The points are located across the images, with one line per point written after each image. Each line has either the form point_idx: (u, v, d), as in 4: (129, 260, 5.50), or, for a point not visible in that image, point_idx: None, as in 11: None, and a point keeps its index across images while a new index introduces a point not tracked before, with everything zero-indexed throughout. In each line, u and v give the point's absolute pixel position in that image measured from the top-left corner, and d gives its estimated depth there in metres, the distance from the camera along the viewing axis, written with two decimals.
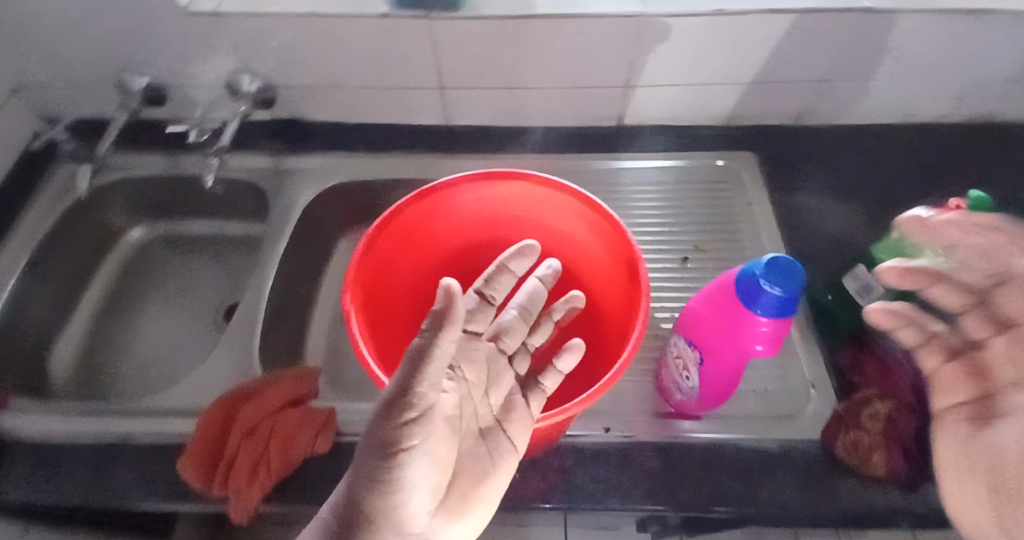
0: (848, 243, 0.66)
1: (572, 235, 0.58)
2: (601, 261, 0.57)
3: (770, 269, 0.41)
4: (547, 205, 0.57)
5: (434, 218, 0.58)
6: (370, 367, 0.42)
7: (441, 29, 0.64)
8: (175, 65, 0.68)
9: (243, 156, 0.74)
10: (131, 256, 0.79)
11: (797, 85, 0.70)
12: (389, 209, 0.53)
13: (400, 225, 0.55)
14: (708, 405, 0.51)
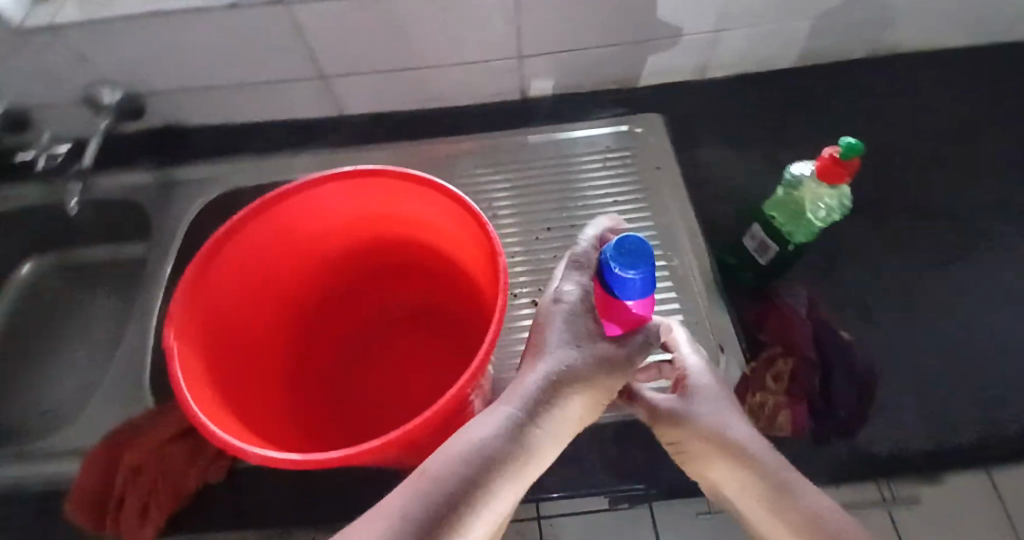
0: (755, 199, 0.63)
1: (460, 245, 0.40)
2: (481, 267, 0.38)
3: (618, 251, 0.30)
4: (420, 206, 0.39)
5: (289, 233, 0.40)
6: (222, 439, 0.28)
7: (303, 14, 0.56)
8: (21, 85, 0.61)
9: (118, 175, 0.67)
10: (21, 293, 0.72)
11: (697, 37, 0.64)
12: (223, 226, 0.35)
13: (238, 249, 0.37)
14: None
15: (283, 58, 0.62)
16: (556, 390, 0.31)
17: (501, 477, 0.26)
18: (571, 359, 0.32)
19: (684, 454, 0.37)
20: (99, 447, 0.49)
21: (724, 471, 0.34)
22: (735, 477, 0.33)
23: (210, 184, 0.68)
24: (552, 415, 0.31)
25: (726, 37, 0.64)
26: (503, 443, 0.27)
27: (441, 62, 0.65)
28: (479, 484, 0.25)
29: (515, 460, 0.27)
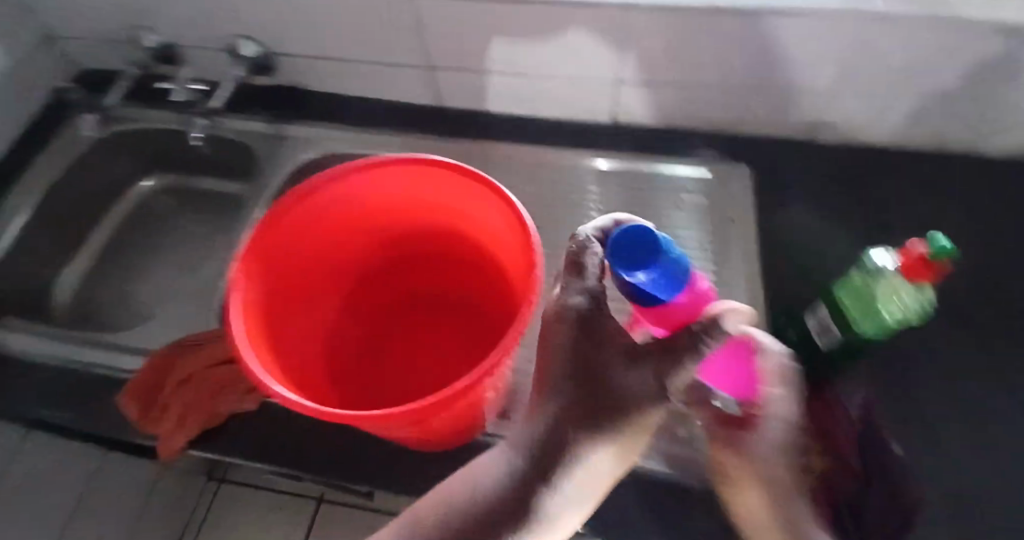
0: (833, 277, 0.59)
1: (505, 249, 0.41)
2: (521, 272, 0.39)
3: (615, 251, 0.29)
4: (475, 205, 0.41)
5: (354, 204, 0.43)
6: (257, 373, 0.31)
7: (424, 6, 0.60)
8: (181, 27, 0.71)
9: (237, 118, 0.75)
10: (136, 203, 0.84)
11: (808, 95, 0.61)
12: (298, 187, 0.39)
13: (308, 211, 0.40)
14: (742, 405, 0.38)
15: (399, 43, 0.66)
16: (560, 441, 0.31)
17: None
18: (570, 398, 0.31)
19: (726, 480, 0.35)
20: (164, 352, 0.56)
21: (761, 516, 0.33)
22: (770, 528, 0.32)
23: (311, 143, 0.73)
24: (564, 478, 0.32)
25: (837, 102, 0.61)
26: (502, 498, 0.32)
27: (543, 73, 0.66)
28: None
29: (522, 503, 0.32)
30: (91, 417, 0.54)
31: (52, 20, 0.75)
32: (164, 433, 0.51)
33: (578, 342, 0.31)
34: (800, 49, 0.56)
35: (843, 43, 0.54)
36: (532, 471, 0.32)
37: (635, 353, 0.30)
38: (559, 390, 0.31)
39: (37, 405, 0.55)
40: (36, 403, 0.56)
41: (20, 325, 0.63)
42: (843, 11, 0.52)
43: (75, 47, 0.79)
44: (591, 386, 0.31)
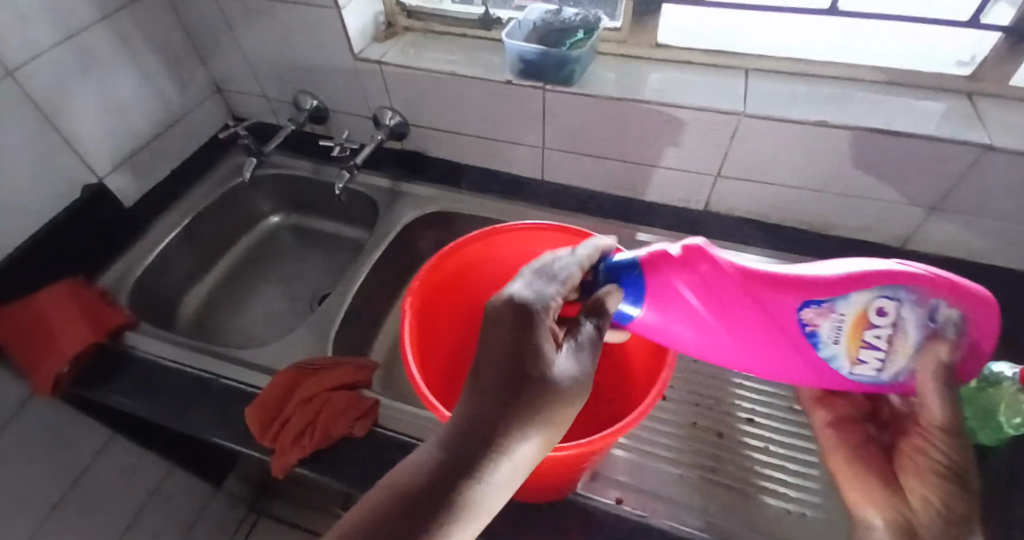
0: None
1: None
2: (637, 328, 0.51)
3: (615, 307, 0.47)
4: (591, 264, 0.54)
5: (494, 258, 0.57)
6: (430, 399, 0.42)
7: (552, 98, 0.70)
8: (336, 97, 0.84)
9: (369, 175, 0.88)
10: (265, 235, 0.99)
11: (904, 206, 0.66)
12: (458, 238, 0.54)
13: (462, 257, 0.55)
14: (991, 340, 0.42)
15: (523, 125, 0.76)
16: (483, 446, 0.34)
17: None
18: (492, 403, 0.35)
19: (927, 496, 0.43)
20: (283, 372, 0.61)
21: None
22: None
23: (427, 202, 0.84)
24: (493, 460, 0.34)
25: (934, 216, 0.65)
26: (422, 488, 0.33)
27: (649, 162, 0.73)
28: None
29: (437, 483, 0.33)
30: (217, 422, 0.61)
31: (228, 81, 0.90)
32: (279, 452, 0.55)
33: (513, 334, 0.37)
34: (899, 166, 0.62)
35: (946, 167, 0.60)
36: (455, 454, 0.34)
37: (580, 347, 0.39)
38: (487, 393, 0.36)
39: (173, 404, 0.63)
40: (171, 403, 0.63)
41: (158, 333, 0.72)
42: (936, 137, 0.58)
43: (239, 102, 0.94)
44: (521, 391, 0.35)
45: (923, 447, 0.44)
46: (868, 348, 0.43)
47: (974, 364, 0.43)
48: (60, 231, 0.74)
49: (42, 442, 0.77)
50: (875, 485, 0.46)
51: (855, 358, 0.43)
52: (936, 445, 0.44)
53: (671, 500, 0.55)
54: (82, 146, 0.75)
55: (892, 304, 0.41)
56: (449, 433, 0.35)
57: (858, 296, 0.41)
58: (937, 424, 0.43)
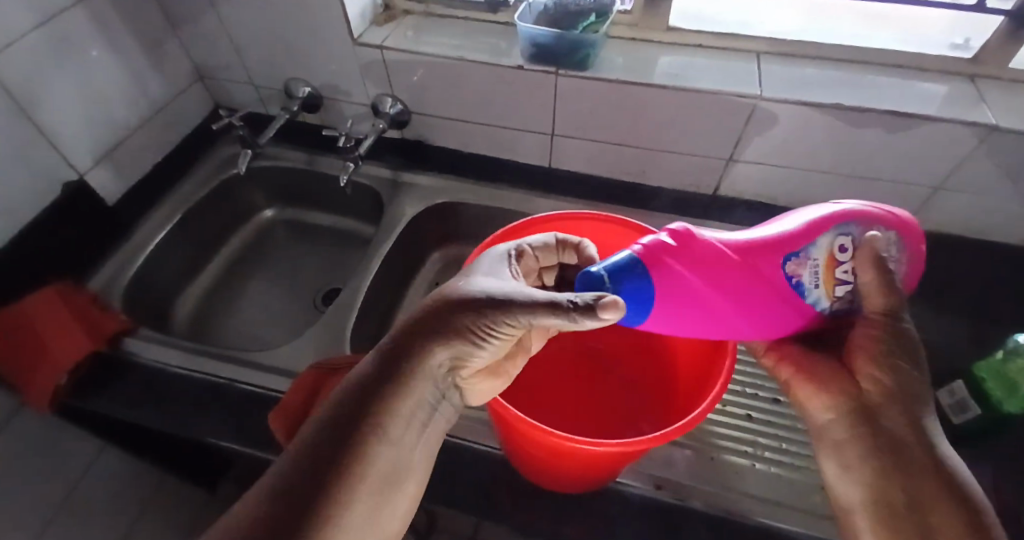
0: None
1: None
2: None
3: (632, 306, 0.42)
4: None
5: None
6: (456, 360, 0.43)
7: (565, 84, 0.69)
8: (332, 84, 0.80)
9: (372, 165, 0.85)
10: (261, 230, 0.96)
11: (908, 187, 0.68)
12: (519, 220, 0.54)
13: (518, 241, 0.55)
14: (918, 246, 0.46)
15: (532, 113, 0.74)
16: (398, 359, 0.39)
17: (345, 442, 0.36)
18: (407, 325, 0.40)
19: (885, 382, 0.41)
20: (305, 375, 0.59)
21: (923, 456, 0.39)
22: (932, 505, 0.38)
23: (433, 193, 0.83)
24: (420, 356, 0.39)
25: (937, 196, 0.67)
26: (364, 377, 0.39)
27: (660, 148, 0.73)
28: (324, 451, 0.36)
29: (374, 369, 0.39)
30: (234, 428, 0.59)
31: (211, 68, 0.85)
32: None
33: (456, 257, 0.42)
34: (908, 149, 0.63)
35: (951, 150, 0.62)
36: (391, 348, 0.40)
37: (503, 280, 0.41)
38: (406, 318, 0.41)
39: (183, 413, 0.60)
40: (181, 412, 0.60)
41: (160, 337, 0.68)
42: (946, 119, 0.59)
43: (224, 89, 0.89)
44: (430, 312, 0.40)
45: (867, 333, 0.42)
46: (842, 285, 0.44)
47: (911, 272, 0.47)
48: (40, 233, 0.69)
49: (31, 458, 0.73)
50: (831, 383, 0.43)
51: (834, 296, 0.44)
52: (877, 333, 0.42)
53: (716, 484, 0.53)
54: (61, 141, 0.70)
55: (841, 232, 0.43)
56: (375, 351, 0.40)
57: (822, 240, 0.43)
58: (880, 309, 0.42)
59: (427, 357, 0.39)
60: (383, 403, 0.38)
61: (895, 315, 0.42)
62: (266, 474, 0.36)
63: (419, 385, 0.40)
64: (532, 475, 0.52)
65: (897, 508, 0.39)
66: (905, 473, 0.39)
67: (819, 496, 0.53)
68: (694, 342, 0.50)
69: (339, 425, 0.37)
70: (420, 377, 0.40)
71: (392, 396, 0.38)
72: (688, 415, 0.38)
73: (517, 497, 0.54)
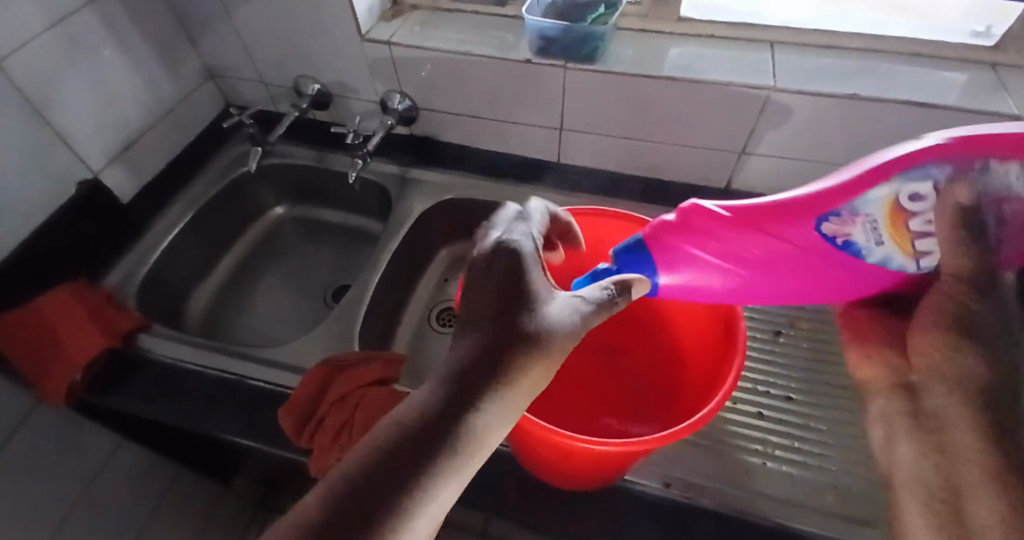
0: None
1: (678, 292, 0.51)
2: (701, 319, 0.50)
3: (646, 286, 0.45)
4: None
5: None
6: None
7: (573, 77, 0.68)
8: (340, 81, 0.80)
9: (381, 163, 0.86)
10: (271, 228, 0.97)
11: None
12: None
13: None
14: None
15: (540, 107, 0.74)
16: (477, 392, 0.36)
17: (415, 481, 0.32)
18: (484, 354, 0.37)
19: (942, 346, 0.35)
20: (314, 372, 0.59)
21: (977, 431, 0.32)
22: (973, 485, 0.30)
23: (442, 189, 0.83)
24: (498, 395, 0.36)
25: None
26: (434, 414, 0.34)
27: (670, 141, 0.72)
28: (389, 488, 0.31)
29: (447, 405, 0.35)
30: (245, 423, 0.59)
31: (221, 66, 0.86)
32: (318, 451, 0.54)
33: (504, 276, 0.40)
34: None
35: None
36: (464, 386, 0.36)
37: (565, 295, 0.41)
38: (484, 346, 0.37)
39: (195, 408, 0.61)
40: (193, 407, 0.61)
41: (173, 334, 0.69)
42: (967, 109, 0.57)
43: (234, 88, 0.89)
44: (514, 343, 0.37)
45: (935, 296, 0.37)
46: (918, 239, 0.38)
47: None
48: (55, 231, 0.70)
49: (51, 451, 0.74)
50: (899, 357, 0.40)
51: (911, 253, 0.39)
52: (940, 295, 0.36)
53: (727, 483, 0.53)
54: (74, 139, 0.70)
55: (910, 178, 0.36)
56: (440, 382, 0.37)
57: (876, 193, 0.37)
58: (954, 269, 0.35)
59: (507, 395, 0.37)
60: (459, 443, 0.34)
61: (961, 276, 0.35)
62: (303, 511, 0.30)
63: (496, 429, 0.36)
64: (541, 473, 0.52)
65: (938, 488, 0.33)
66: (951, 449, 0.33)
67: (834, 496, 0.52)
68: (706, 343, 0.49)
69: (409, 461, 0.32)
70: (496, 420, 0.36)
71: (467, 447, 0.34)
72: (700, 413, 0.37)
73: (526, 495, 0.54)
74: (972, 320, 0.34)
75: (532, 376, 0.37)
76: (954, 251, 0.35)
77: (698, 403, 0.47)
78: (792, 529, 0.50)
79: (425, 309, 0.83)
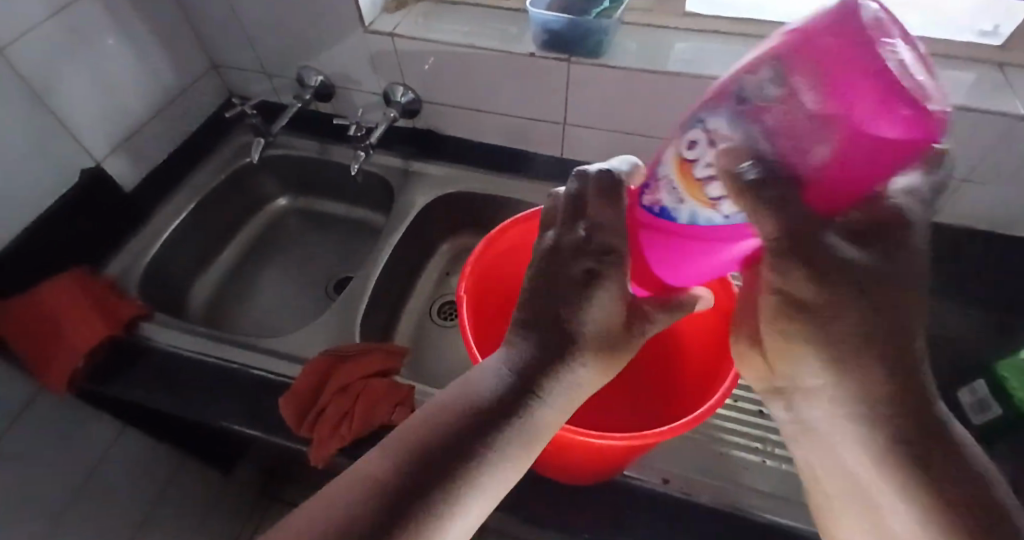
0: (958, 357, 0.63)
1: None
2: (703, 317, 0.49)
3: None
4: None
5: None
6: (470, 347, 0.42)
7: (577, 71, 0.67)
8: (342, 72, 0.80)
9: (383, 155, 0.86)
10: (273, 219, 0.97)
11: None
12: (529, 210, 0.53)
13: (529, 231, 0.54)
14: (858, 78, 0.23)
15: (543, 102, 0.73)
16: (538, 385, 0.33)
17: (466, 470, 0.31)
18: (552, 347, 0.33)
19: (810, 348, 0.30)
20: (315, 363, 0.59)
21: (888, 446, 0.29)
22: (910, 500, 0.29)
23: (445, 183, 0.83)
24: (559, 391, 0.34)
25: (961, 188, 0.65)
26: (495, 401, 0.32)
27: None
28: (430, 487, 0.30)
29: (509, 395, 0.33)
30: (246, 413, 0.60)
31: (224, 56, 0.85)
32: (318, 441, 0.54)
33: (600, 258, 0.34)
34: None
35: (977, 140, 0.60)
36: (526, 377, 0.33)
37: (634, 309, 0.36)
38: (542, 343, 0.34)
39: (197, 397, 0.61)
40: (194, 396, 0.61)
41: (176, 323, 0.69)
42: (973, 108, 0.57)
43: (237, 78, 0.89)
44: (569, 345, 0.33)
45: (772, 278, 0.30)
46: (710, 186, 0.30)
47: (907, 119, 0.23)
48: (59, 220, 0.70)
49: (52, 440, 0.75)
50: (772, 351, 0.33)
51: (712, 201, 0.30)
52: (781, 291, 0.29)
53: (725, 480, 0.53)
54: (77, 128, 0.71)
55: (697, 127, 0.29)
56: (503, 369, 0.34)
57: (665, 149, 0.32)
58: (769, 237, 0.28)
59: (569, 395, 0.34)
60: (503, 448, 0.32)
61: (781, 262, 0.28)
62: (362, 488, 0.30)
63: (543, 436, 0.34)
64: (539, 466, 0.52)
65: (866, 492, 0.32)
66: (873, 464, 0.30)
67: None
68: (707, 340, 0.49)
69: (451, 461, 0.30)
70: (553, 416, 0.34)
71: (522, 441, 0.32)
72: (697, 409, 0.37)
73: (525, 488, 0.54)
74: (829, 317, 0.29)
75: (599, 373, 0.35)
76: (773, 223, 0.28)
77: (697, 398, 0.47)
78: (789, 526, 0.50)
79: (426, 302, 0.83)
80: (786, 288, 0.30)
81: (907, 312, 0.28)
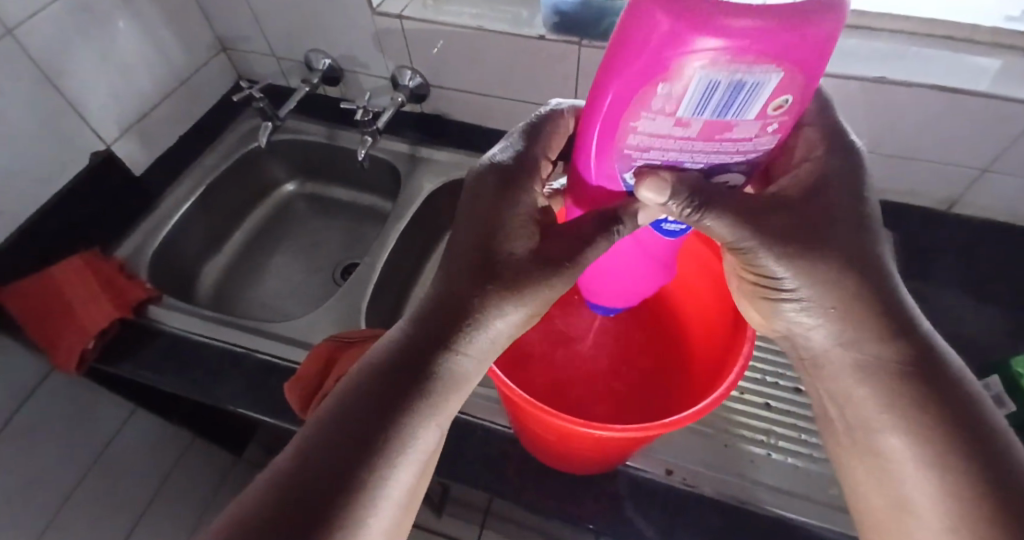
0: (972, 354, 0.61)
1: (696, 288, 0.51)
2: (713, 313, 0.49)
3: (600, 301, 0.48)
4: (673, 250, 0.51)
5: None
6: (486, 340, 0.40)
7: (588, 56, 0.66)
8: (350, 55, 0.79)
9: (391, 140, 0.85)
10: (281, 204, 0.97)
11: (953, 170, 0.64)
12: None
13: None
14: (668, 18, 0.23)
15: (552, 87, 0.72)
16: (435, 337, 0.35)
17: (374, 429, 0.33)
18: (445, 300, 0.36)
19: (782, 312, 0.37)
20: (320, 348, 0.60)
21: (884, 381, 0.34)
22: (910, 415, 0.33)
23: (452, 168, 0.82)
24: (461, 338, 0.35)
25: (983, 178, 0.63)
26: (394, 357, 0.35)
27: None
28: (348, 457, 0.32)
29: (404, 349, 0.36)
30: (251, 397, 0.60)
31: (232, 39, 0.85)
32: None
33: (491, 208, 0.36)
34: (955, 130, 0.59)
35: (1005, 130, 0.57)
36: (425, 334, 0.36)
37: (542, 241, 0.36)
38: (437, 300, 0.37)
39: (204, 379, 0.62)
40: (202, 378, 0.62)
41: (183, 307, 0.69)
42: (998, 94, 0.55)
43: (246, 61, 0.88)
44: (464, 298, 0.35)
45: (750, 267, 0.36)
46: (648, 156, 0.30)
47: (723, 29, 0.22)
48: (70, 201, 0.71)
49: (65, 420, 0.77)
50: (759, 304, 0.38)
51: (636, 167, 0.32)
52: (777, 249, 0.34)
53: (728, 472, 0.52)
54: (87, 110, 0.71)
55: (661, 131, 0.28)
56: (405, 328, 0.37)
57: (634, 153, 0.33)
58: (728, 242, 0.34)
59: (471, 342, 0.35)
60: (417, 407, 0.34)
61: (749, 252, 0.34)
62: (287, 455, 0.33)
63: (455, 384, 0.36)
64: (547, 458, 0.52)
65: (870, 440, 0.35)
66: (877, 393, 0.34)
67: (838, 488, 0.51)
68: (712, 338, 0.48)
69: (370, 430, 0.33)
70: (452, 364, 0.35)
71: (426, 392, 0.35)
72: (706, 402, 0.36)
73: (528, 476, 0.54)
74: (802, 277, 0.34)
75: (502, 316, 0.35)
76: (726, 226, 0.32)
77: (700, 389, 0.47)
78: (791, 520, 0.50)
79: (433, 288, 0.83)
80: (767, 277, 0.36)
81: (847, 255, 0.34)
